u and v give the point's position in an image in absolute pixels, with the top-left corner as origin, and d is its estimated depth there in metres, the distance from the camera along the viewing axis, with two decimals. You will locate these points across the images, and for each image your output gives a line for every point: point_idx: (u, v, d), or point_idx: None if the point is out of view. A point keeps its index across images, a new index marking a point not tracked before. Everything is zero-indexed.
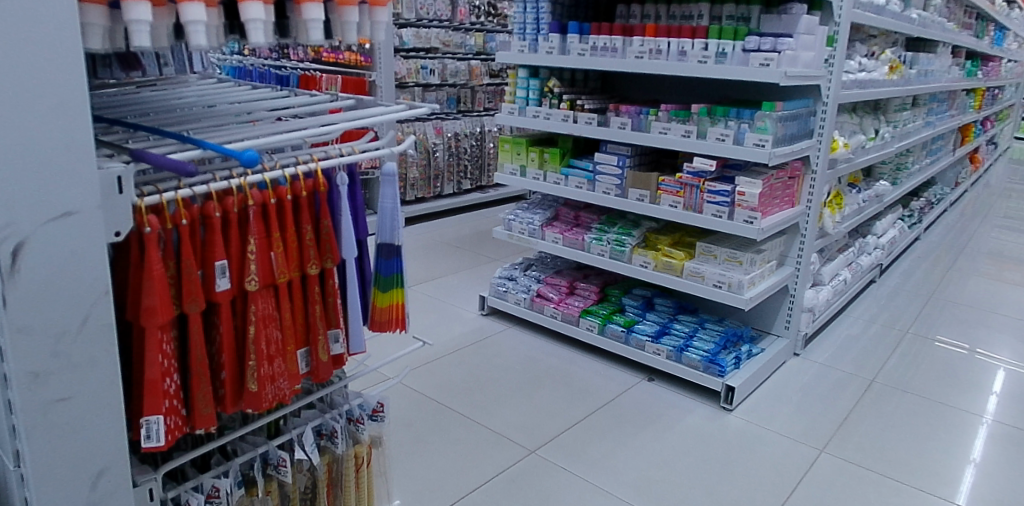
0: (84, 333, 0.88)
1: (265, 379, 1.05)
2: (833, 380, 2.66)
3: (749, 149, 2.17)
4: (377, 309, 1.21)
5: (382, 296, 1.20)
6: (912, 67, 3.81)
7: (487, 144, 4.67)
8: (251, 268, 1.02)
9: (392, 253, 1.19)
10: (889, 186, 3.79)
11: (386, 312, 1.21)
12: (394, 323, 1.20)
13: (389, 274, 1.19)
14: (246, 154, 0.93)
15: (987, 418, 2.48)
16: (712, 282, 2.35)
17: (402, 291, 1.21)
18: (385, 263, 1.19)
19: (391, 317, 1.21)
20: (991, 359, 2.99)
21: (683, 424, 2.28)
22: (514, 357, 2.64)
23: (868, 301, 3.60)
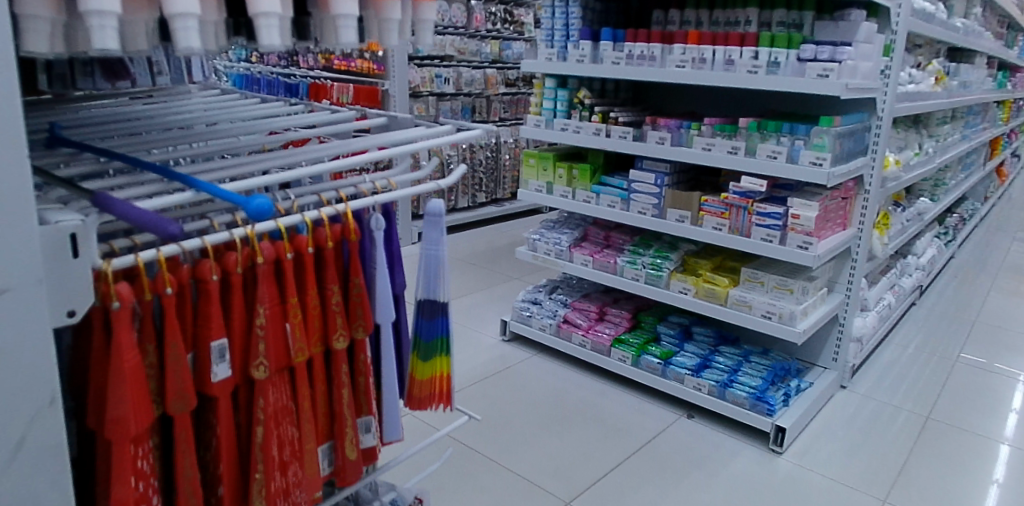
0: (12, 469, 0.69)
1: (277, 493, 0.91)
2: (886, 415, 2.44)
3: (804, 168, 1.97)
4: (414, 382, 1.09)
5: (423, 366, 1.09)
6: (954, 78, 3.61)
7: (503, 155, 4.49)
8: (259, 350, 0.87)
9: (436, 312, 1.07)
10: (930, 203, 3.58)
11: (424, 387, 1.09)
12: (437, 398, 1.10)
13: (433, 338, 1.08)
14: (253, 202, 0.74)
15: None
16: (760, 312, 2.14)
17: (447, 358, 1.10)
18: (427, 324, 1.07)
19: (429, 392, 1.10)
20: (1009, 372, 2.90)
21: (730, 471, 2.06)
22: (541, 390, 2.44)
23: (910, 325, 3.39)
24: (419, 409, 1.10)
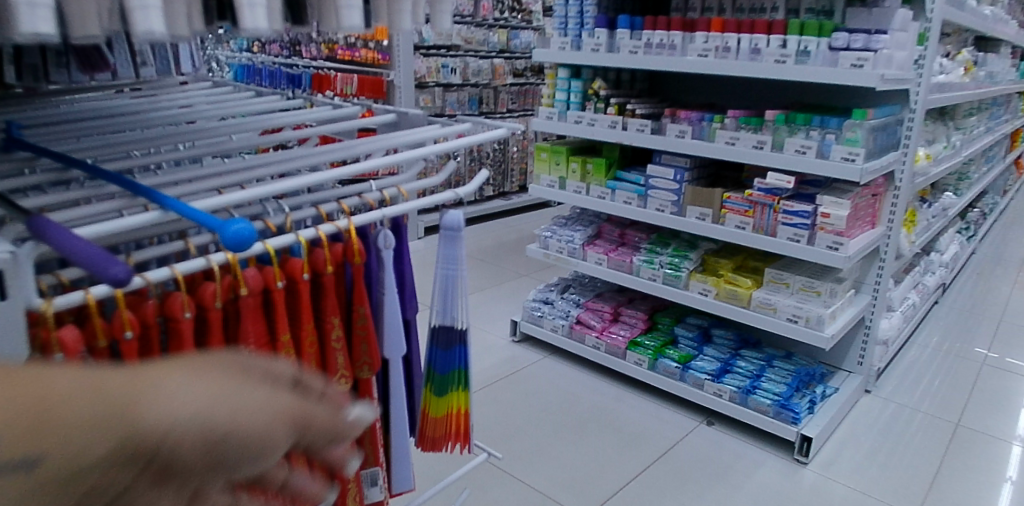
0: None
1: None
2: (914, 421, 2.33)
3: (835, 164, 1.86)
4: (428, 418, 1.11)
5: (437, 400, 1.10)
6: (980, 68, 3.47)
7: (510, 147, 4.37)
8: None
9: (453, 343, 1.08)
10: (954, 198, 3.46)
11: (439, 424, 1.11)
12: (450, 435, 1.11)
13: (448, 371, 1.09)
14: (229, 229, 0.64)
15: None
16: (786, 315, 2.03)
17: (464, 392, 1.11)
18: (442, 355, 1.08)
19: (443, 429, 1.11)
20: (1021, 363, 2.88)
21: (753, 483, 1.96)
22: (554, 394, 2.35)
23: (934, 324, 3.28)
24: (430, 448, 1.12)
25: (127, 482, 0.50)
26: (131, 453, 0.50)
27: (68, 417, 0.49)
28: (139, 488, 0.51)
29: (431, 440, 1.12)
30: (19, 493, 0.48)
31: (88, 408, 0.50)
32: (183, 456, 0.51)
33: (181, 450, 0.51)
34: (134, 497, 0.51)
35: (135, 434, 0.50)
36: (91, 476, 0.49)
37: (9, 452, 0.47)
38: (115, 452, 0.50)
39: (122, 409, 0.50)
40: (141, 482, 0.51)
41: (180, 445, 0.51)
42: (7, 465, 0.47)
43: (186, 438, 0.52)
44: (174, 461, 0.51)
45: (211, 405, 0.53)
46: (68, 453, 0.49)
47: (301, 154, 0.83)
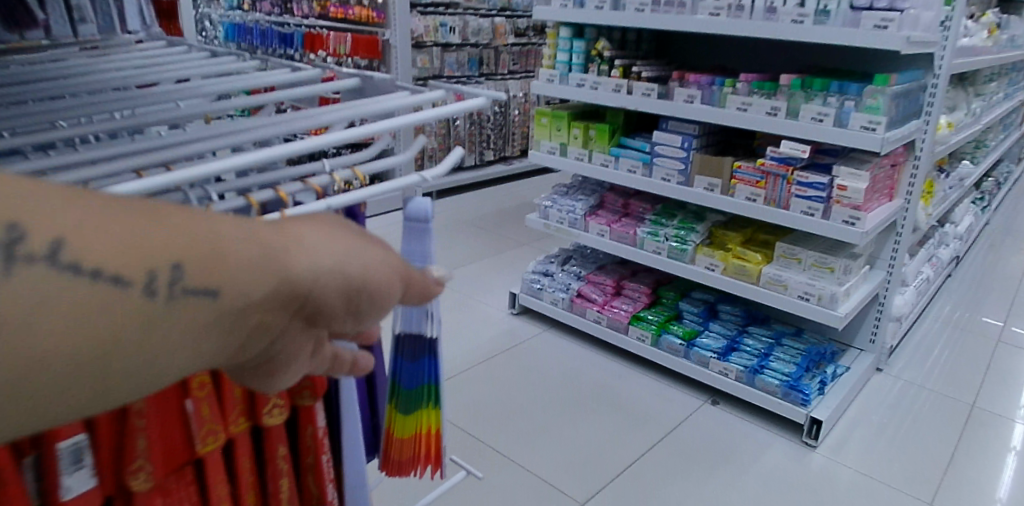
0: None
1: None
2: (927, 401, 2.25)
3: (854, 133, 1.74)
4: (394, 438, 1.01)
5: (402, 421, 1.00)
6: (1004, 30, 3.31)
7: (511, 110, 4.22)
8: (138, 447, 0.75)
9: (421, 355, 0.98)
10: (971, 167, 3.33)
11: (406, 445, 1.01)
12: (416, 459, 1.02)
13: (416, 386, 0.99)
14: None
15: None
16: (797, 293, 1.93)
17: (434, 410, 1.01)
18: (409, 369, 0.98)
19: (410, 451, 1.01)
20: None
21: (760, 467, 1.87)
22: (554, 370, 2.26)
23: (946, 298, 3.18)
24: (395, 473, 1.03)
25: (281, 321, 0.46)
26: (294, 294, 0.45)
27: (232, 254, 0.42)
28: (288, 328, 0.47)
29: (398, 465, 1.02)
30: (181, 327, 0.41)
31: (258, 240, 0.44)
32: (335, 300, 0.48)
33: (333, 295, 0.48)
34: (278, 339, 0.47)
35: (290, 279, 0.45)
36: (246, 316, 0.44)
37: (189, 285, 0.40)
38: (271, 294, 0.44)
39: (289, 252, 0.45)
40: (290, 326, 0.47)
41: (326, 290, 0.47)
42: (181, 297, 0.40)
43: (343, 283, 0.48)
44: (324, 306, 0.48)
45: (365, 252, 0.49)
46: (240, 287, 0.42)
47: (249, 126, 0.72)
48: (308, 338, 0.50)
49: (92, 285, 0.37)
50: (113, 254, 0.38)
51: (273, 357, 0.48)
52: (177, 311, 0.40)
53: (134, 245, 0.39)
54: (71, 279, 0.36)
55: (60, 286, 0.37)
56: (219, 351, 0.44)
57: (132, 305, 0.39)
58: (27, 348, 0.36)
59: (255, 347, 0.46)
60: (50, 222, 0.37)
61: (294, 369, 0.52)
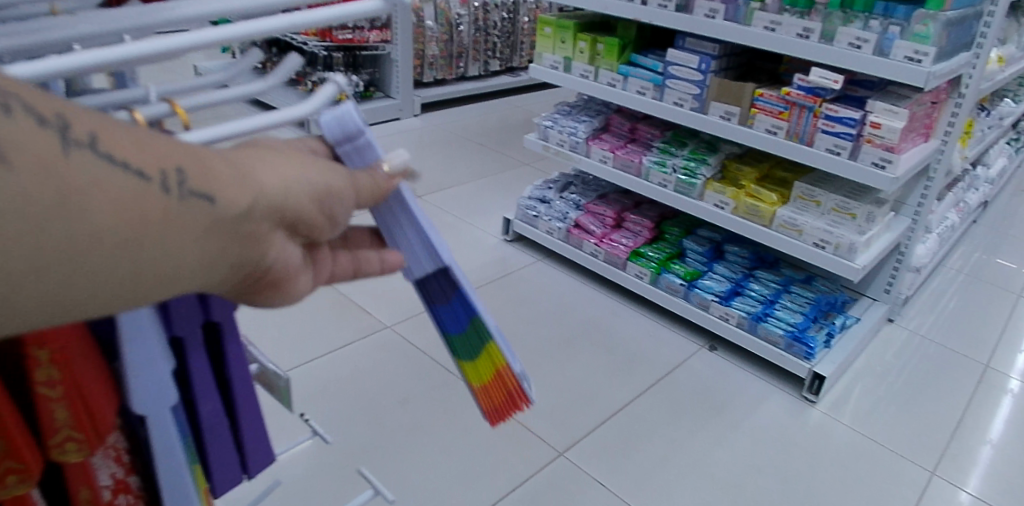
0: None
1: None
2: (940, 357, 2.11)
3: (897, 63, 1.52)
4: (477, 389, 0.79)
5: (472, 368, 0.78)
6: None
7: (521, 17, 3.93)
8: None
9: (450, 291, 0.74)
10: (1012, 106, 3.09)
11: (493, 392, 0.79)
12: (507, 404, 0.78)
13: (467, 326, 0.76)
14: None
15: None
16: (813, 240, 1.76)
17: (495, 346, 0.76)
18: (446, 310, 0.76)
19: (500, 397, 0.79)
20: None
21: (755, 421, 1.74)
22: (544, 303, 2.12)
23: (969, 244, 3.00)
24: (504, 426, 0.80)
25: (268, 232, 0.49)
26: (273, 206, 0.49)
27: (219, 166, 0.47)
28: (277, 236, 0.51)
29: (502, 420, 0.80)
30: (194, 229, 0.44)
31: (229, 162, 0.48)
32: (310, 208, 0.53)
33: (305, 204, 0.52)
34: (269, 253, 0.50)
35: (270, 194, 0.49)
36: (244, 223, 0.47)
37: (193, 186, 0.44)
38: (257, 203, 0.48)
39: (252, 171, 0.49)
40: (277, 239, 0.51)
41: (299, 203, 0.51)
42: (189, 198, 0.44)
43: (310, 190, 0.53)
44: (301, 216, 0.52)
45: (326, 168, 0.54)
46: (229, 197, 0.46)
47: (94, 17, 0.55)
48: (298, 251, 0.54)
49: (126, 175, 0.41)
50: (136, 153, 0.42)
51: (269, 272, 0.51)
52: (189, 214, 0.44)
53: (142, 152, 0.43)
54: (108, 169, 0.41)
55: (100, 175, 0.40)
56: (225, 261, 0.47)
57: (151, 200, 0.42)
58: (70, 226, 0.39)
59: (254, 263, 0.49)
60: (87, 122, 0.41)
61: (292, 286, 0.55)
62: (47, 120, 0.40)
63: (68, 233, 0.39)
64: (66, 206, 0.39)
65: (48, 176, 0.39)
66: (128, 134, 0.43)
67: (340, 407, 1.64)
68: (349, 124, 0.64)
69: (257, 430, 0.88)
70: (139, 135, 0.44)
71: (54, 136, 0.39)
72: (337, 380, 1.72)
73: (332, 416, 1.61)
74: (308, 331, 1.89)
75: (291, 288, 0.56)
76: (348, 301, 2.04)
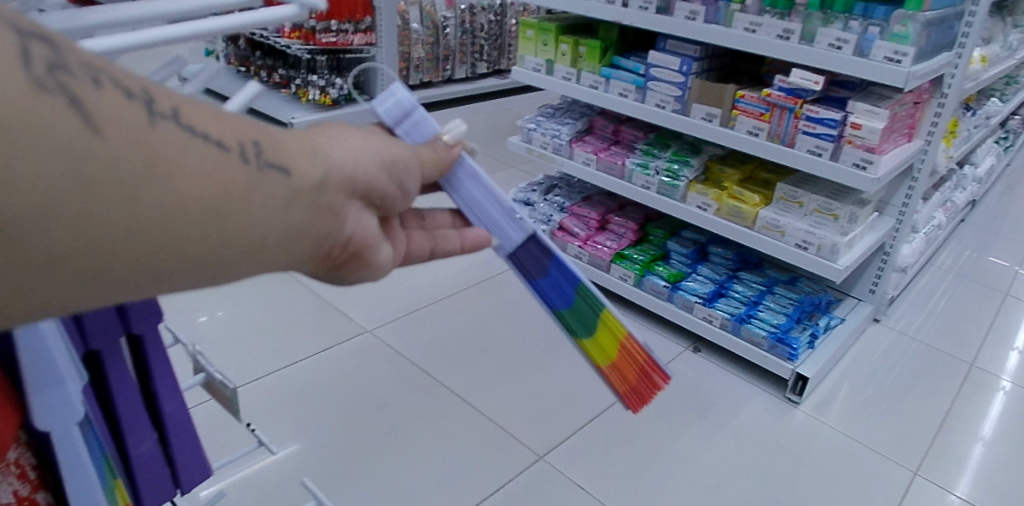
0: None
1: None
2: (925, 357, 2.11)
3: (876, 64, 1.52)
4: (606, 372, 0.86)
5: (595, 344, 0.85)
6: None
7: (509, 20, 3.94)
8: None
9: (544, 261, 0.83)
10: (999, 104, 3.10)
11: (623, 367, 0.87)
12: (635, 368, 0.87)
13: (573, 297, 0.84)
14: None
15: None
16: (795, 241, 1.75)
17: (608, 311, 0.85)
18: (548, 283, 0.84)
19: (631, 368, 0.87)
20: None
21: (738, 422, 1.74)
22: (528, 306, 2.11)
23: (956, 243, 3.00)
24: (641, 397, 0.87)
25: (342, 201, 0.54)
26: (343, 176, 0.54)
27: (288, 141, 0.51)
28: (353, 207, 0.56)
29: (638, 397, 0.88)
30: (276, 197, 0.48)
31: (299, 138, 0.53)
32: (378, 177, 0.58)
33: (371, 174, 0.57)
34: (345, 221, 0.55)
35: (338, 166, 0.54)
36: (319, 192, 0.52)
37: (267, 157, 0.48)
38: (328, 174, 0.53)
39: (320, 146, 0.54)
40: (350, 208, 0.55)
41: (364, 174, 0.56)
42: (267, 167, 0.48)
43: (376, 160, 0.58)
44: (372, 184, 0.58)
45: (383, 144, 0.60)
46: (302, 168, 0.51)
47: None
48: (373, 221, 0.59)
49: (207, 146, 0.45)
50: (214, 128, 0.46)
51: (351, 240, 0.56)
52: (269, 181, 0.48)
53: (222, 126, 0.47)
54: (190, 138, 0.44)
55: (186, 144, 0.44)
56: (305, 230, 0.51)
57: (234, 168, 0.46)
58: (168, 191, 0.42)
59: (335, 230, 0.54)
60: (170, 99, 0.45)
61: (372, 257, 0.60)
62: (134, 95, 0.43)
63: (169, 197, 0.42)
64: (162, 172, 0.42)
65: (144, 143, 0.42)
66: (206, 111, 0.47)
67: (321, 411, 1.64)
68: (404, 102, 0.74)
69: (187, 432, 0.93)
70: (218, 113, 0.48)
71: (141, 108, 0.43)
72: (317, 383, 1.71)
73: (314, 421, 1.60)
74: (288, 335, 1.88)
75: (371, 260, 0.61)
76: (329, 304, 2.03)
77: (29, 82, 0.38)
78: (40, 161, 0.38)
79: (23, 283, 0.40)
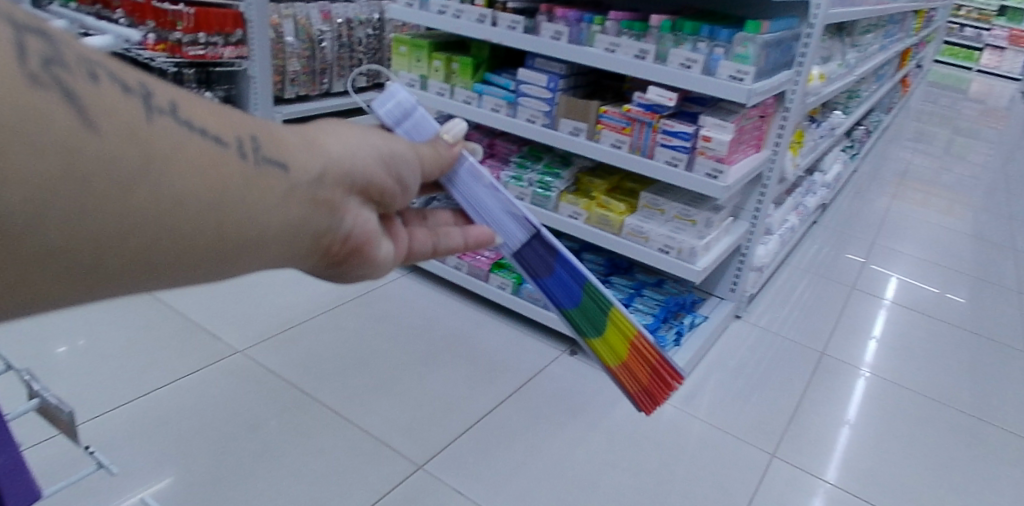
0: None
1: None
2: (779, 348, 2.30)
3: (721, 82, 1.66)
4: (616, 370, 0.95)
5: (605, 346, 0.94)
6: None
7: (387, 33, 3.98)
8: None
9: (550, 261, 0.91)
10: (842, 117, 3.43)
11: (634, 366, 0.96)
12: (647, 370, 0.97)
13: (579, 298, 0.92)
14: None
15: (955, 407, 2.13)
16: (657, 245, 1.88)
17: (619, 312, 0.92)
18: (555, 283, 0.92)
19: (641, 368, 0.97)
20: (883, 283, 2.93)
21: (611, 419, 1.84)
22: (409, 318, 2.14)
23: (809, 242, 3.28)
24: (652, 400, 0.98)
25: (337, 193, 0.66)
26: (338, 170, 0.66)
27: (282, 140, 0.62)
28: (350, 201, 0.68)
29: (647, 391, 0.98)
30: (271, 190, 0.59)
31: (299, 138, 0.65)
32: (374, 169, 0.71)
33: (365, 170, 0.69)
34: (342, 214, 0.67)
35: (330, 163, 0.66)
36: (313, 186, 0.63)
37: (261, 153, 0.58)
38: (320, 171, 0.64)
39: (320, 145, 0.66)
40: (347, 201, 0.68)
41: (353, 169, 0.68)
42: (260, 162, 0.58)
43: (372, 153, 0.71)
44: (373, 179, 0.71)
45: (379, 144, 0.72)
46: (299, 163, 0.62)
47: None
48: (369, 214, 0.72)
49: (202, 140, 0.54)
50: (211, 125, 0.55)
51: (353, 232, 0.69)
52: (268, 175, 0.58)
53: (220, 124, 0.56)
54: (186, 132, 0.53)
55: (183, 138, 0.52)
56: (302, 220, 0.62)
57: (230, 161, 0.55)
58: (165, 185, 0.51)
59: (335, 222, 0.67)
60: (165, 95, 0.53)
61: (371, 249, 0.73)
62: (130, 89, 0.51)
63: (168, 188, 0.51)
64: (160, 164, 0.50)
65: (140, 139, 0.50)
66: (202, 108, 0.56)
67: (195, 435, 1.60)
68: (405, 102, 0.86)
69: (15, 476, 0.88)
70: (214, 109, 0.57)
71: (138, 102, 0.51)
72: (184, 406, 1.68)
73: (184, 446, 1.56)
74: (153, 359, 1.82)
75: (370, 252, 0.73)
76: (197, 325, 1.98)
77: (29, 73, 0.46)
78: (54, 156, 0.45)
79: (60, 271, 0.48)
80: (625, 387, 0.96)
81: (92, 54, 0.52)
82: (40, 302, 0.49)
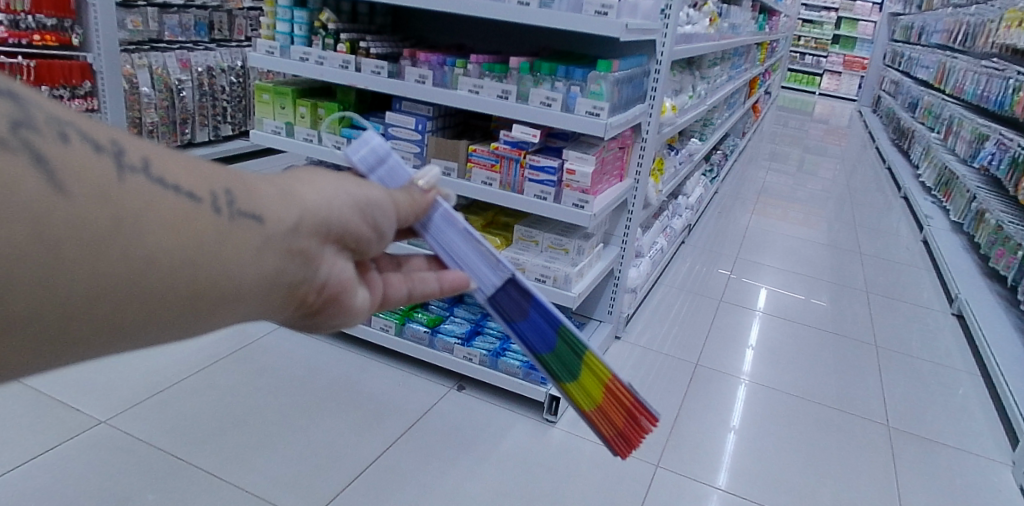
0: None
1: None
2: (657, 364, 2.42)
3: (580, 117, 1.75)
4: (592, 414, 0.92)
5: (579, 387, 0.91)
6: (728, 20, 3.61)
7: (251, 81, 3.93)
8: None
9: (523, 303, 0.90)
10: (698, 143, 3.68)
11: (609, 408, 0.92)
12: (624, 415, 0.92)
13: (553, 339, 0.90)
14: None
15: (821, 402, 2.32)
16: (534, 275, 1.94)
17: (592, 354, 0.90)
18: (529, 325, 0.91)
19: (617, 411, 0.92)
20: (748, 294, 3.15)
21: (502, 449, 1.87)
22: (291, 369, 2.10)
23: (679, 261, 3.47)
24: (629, 448, 0.92)
25: (314, 243, 0.67)
26: (316, 219, 0.67)
27: (258, 191, 0.63)
28: (327, 250, 0.69)
29: (623, 435, 0.93)
30: (246, 242, 0.61)
31: (279, 187, 0.66)
32: (350, 217, 0.71)
33: (344, 217, 0.70)
34: (320, 263, 0.68)
35: (308, 211, 0.66)
36: (289, 236, 0.64)
37: (237, 206, 0.60)
38: (297, 220, 0.65)
39: (299, 193, 0.67)
40: (325, 250, 0.68)
41: (332, 217, 0.69)
42: (236, 216, 0.60)
43: (350, 201, 0.71)
44: (349, 228, 0.71)
45: (357, 188, 0.73)
46: (275, 215, 0.63)
47: None
48: (346, 262, 0.72)
49: (177, 195, 0.56)
50: (187, 181, 0.58)
51: (330, 281, 0.70)
52: (242, 229, 0.60)
53: (196, 180, 0.59)
54: (159, 189, 0.55)
55: (156, 194, 0.55)
56: (277, 271, 0.64)
57: (204, 215, 0.58)
58: (138, 245, 0.53)
59: (313, 271, 0.68)
60: (140, 151, 0.56)
61: (347, 298, 0.73)
62: (102, 147, 0.54)
63: (140, 246, 0.53)
64: (131, 223, 0.53)
65: (112, 201, 0.52)
66: (176, 163, 0.59)
67: None
68: (379, 149, 0.86)
69: None
70: (191, 164, 0.60)
71: (110, 161, 0.54)
72: (41, 486, 1.56)
73: None
74: (0, 440, 1.68)
75: (345, 301, 0.73)
76: (51, 399, 1.85)
77: None
78: (26, 222, 0.48)
79: (38, 332, 0.51)
80: (600, 433, 0.92)
81: (61, 112, 0.54)
82: (22, 363, 0.52)
